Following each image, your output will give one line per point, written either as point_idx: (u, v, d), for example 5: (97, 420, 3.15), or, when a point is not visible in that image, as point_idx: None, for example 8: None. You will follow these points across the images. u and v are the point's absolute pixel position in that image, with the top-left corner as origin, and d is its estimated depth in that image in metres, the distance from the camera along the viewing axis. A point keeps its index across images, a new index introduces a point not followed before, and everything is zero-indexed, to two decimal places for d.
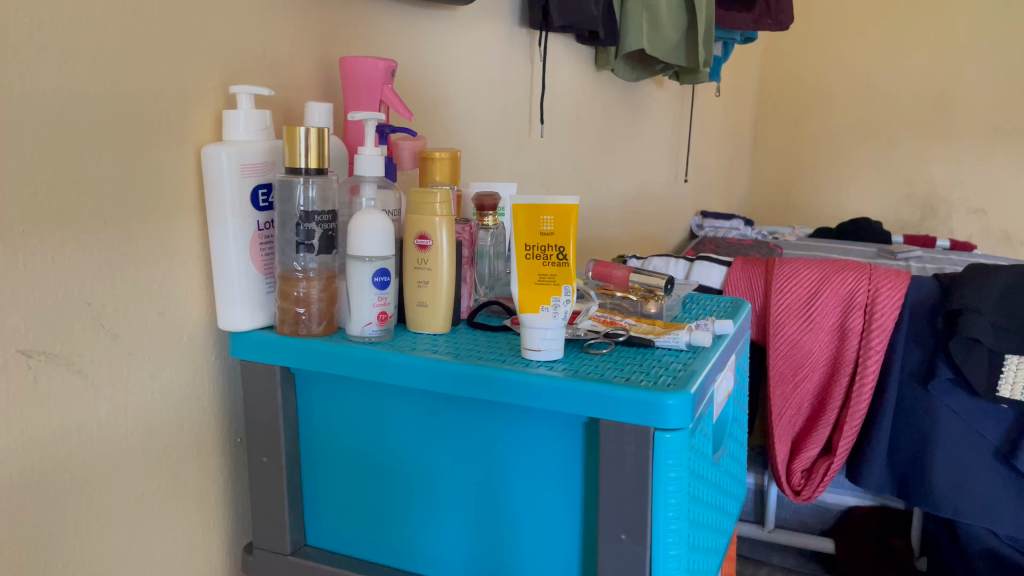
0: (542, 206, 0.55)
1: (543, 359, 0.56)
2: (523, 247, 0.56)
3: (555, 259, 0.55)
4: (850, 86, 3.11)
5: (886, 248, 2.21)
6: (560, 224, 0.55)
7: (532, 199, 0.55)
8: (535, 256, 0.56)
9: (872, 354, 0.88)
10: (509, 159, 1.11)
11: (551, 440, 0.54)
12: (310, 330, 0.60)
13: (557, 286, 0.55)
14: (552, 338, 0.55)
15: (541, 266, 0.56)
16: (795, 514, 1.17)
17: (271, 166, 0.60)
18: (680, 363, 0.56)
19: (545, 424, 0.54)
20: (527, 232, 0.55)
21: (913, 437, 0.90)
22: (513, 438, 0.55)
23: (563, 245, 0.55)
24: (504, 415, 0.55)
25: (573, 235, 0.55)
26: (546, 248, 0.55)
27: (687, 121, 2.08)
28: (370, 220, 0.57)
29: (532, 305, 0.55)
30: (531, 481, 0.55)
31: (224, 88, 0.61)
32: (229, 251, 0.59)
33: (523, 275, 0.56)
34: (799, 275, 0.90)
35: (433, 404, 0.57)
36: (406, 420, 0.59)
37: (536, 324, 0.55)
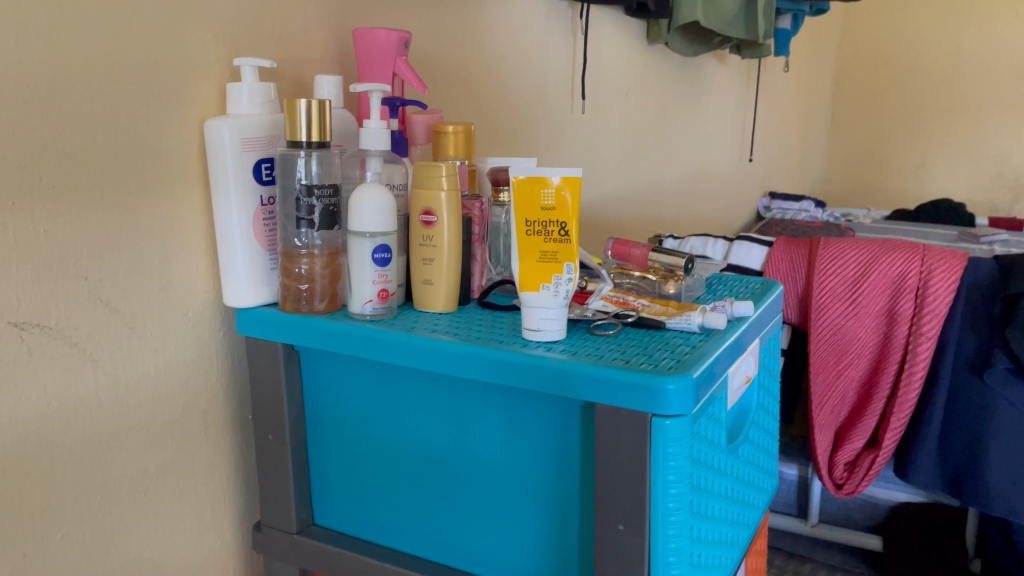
0: (543, 179, 0.52)
1: (543, 340, 0.53)
2: (523, 222, 0.53)
3: (556, 235, 0.53)
4: (936, 60, 2.94)
5: (968, 231, 2.08)
6: (562, 199, 0.52)
7: (533, 172, 0.53)
8: (536, 232, 0.53)
9: (922, 342, 0.78)
10: (549, 136, 1.09)
11: (551, 427, 0.51)
12: (312, 308, 0.59)
13: (559, 263, 0.53)
14: (554, 321, 0.53)
15: (542, 242, 0.53)
16: (843, 509, 1.12)
17: (274, 140, 0.59)
18: (689, 346, 0.52)
19: (546, 408, 0.51)
20: (528, 207, 0.53)
21: (964, 431, 0.79)
22: (513, 422, 0.53)
23: (565, 221, 0.52)
24: (502, 398, 0.53)
25: (576, 210, 0.53)
26: (547, 224, 0.53)
27: (754, 99, 2.01)
28: (369, 195, 0.56)
29: (532, 284, 0.53)
30: (531, 468, 0.53)
31: (228, 61, 0.60)
32: (232, 228, 0.58)
33: (525, 252, 0.53)
34: (844, 255, 0.81)
35: (434, 386, 0.55)
36: (403, 400, 0.57)
37: (537, 304, 0.53)
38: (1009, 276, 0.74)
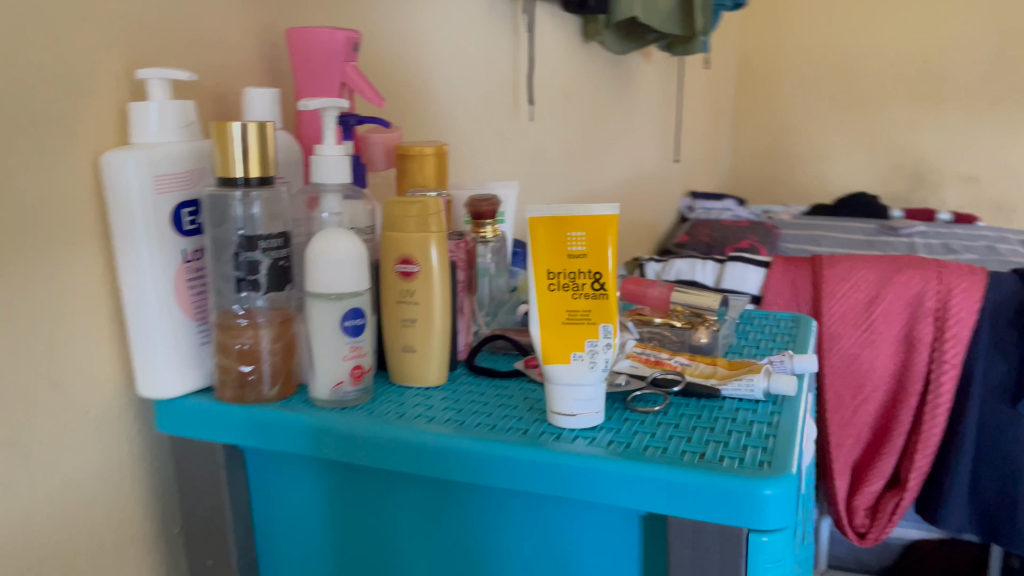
0: (571, 218, 0.40)
1: (577, 426, 0.41)
2: (545, 275, 0.41)
3: (589, 289, 0.41)
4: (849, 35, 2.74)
5: (886, 224, 2.06)
6: (595, 243, 0.40)
7: (555, 209, 0.40)
8: (563, 286, 0.41)
9: (946, 368, 0.72)
10: (495, 149, 0.97)
11: (488, 520, 0.42)
12: (260, 395, 0.45)
13: (593, 325, 0.41)
14: (591, 401, 0.41)
15: (569, 299, 0.41)
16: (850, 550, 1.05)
17: (196, 177, 0.45)
18: (762, 421, 0.42)
19: (465, 500, 0.42)
20: (551, 255, 0.41)
21: (997, 466, 0.75)
22: (422, 513, 0.44)
23: (601, 271, 0.40)
24: (409, 487, 0.43)
25: (613, 257, 0.40)
26: (576, 275, 0.41)
27: (675, 97, 1.94)
28: (334, 245, 0.43)
29: (560, 354, 0.41)
30: (454, 568, 0.44)
31: (129, 74, 0.46)
32: (146, 298, 0.43)
33: (547, 313, 0.41)
34: (855, 276, 0.76)
35: (341, 479, 0.45)
36: (369, 504, 0.45)
37: (568, 380, 0.41)
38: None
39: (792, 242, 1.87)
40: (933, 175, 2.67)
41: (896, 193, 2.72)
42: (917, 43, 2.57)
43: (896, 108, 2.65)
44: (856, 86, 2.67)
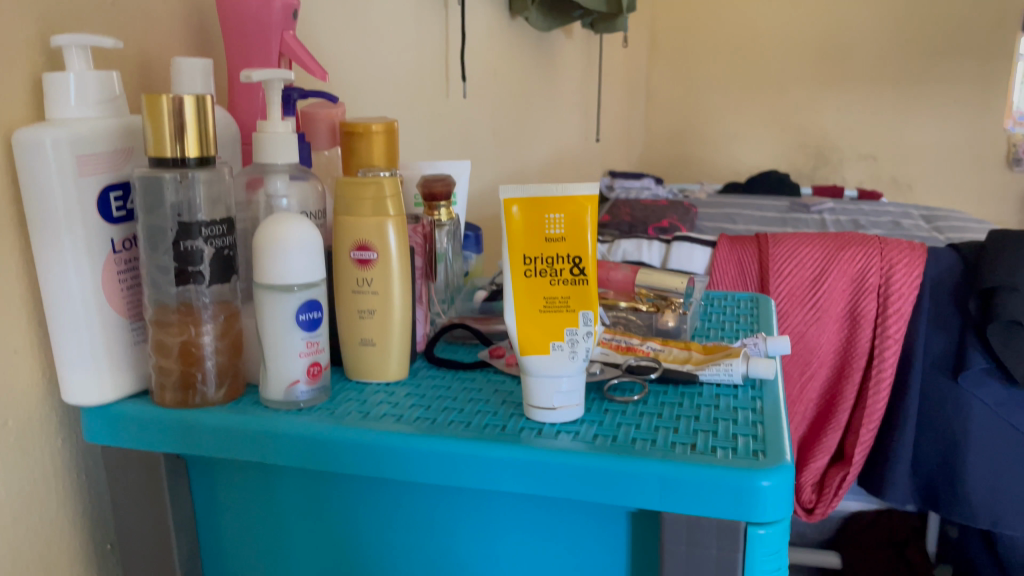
0: (548, 199, 0.38)
1: (557, 421, 0.39)
2: (520, 260, 0.38)
3: (567, 275, 0.38)
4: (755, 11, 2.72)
5: (797, 201, 2.09)
6: (572, 225, 0.38)
7: (530, 190, 0.38)
8: (540, 272, 0.38)
9: (889, 344, 0.73)
10: (428, 127, 0.93)
11: (377, 505, 0.40)
12: (206, 399, 0.41)
13: (572, 312, 0.38)
14: (572, 394, 0.39)
15: (547, 285, 0.38)
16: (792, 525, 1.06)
17: (125, 157, 0.40)
18: (747, 409, 0.40)
19: (354, 494, 0.41)
20: (527, 239, 0.38)
21: (937, 439, 0.75)
22: (312, 508, 0.42)
23: (580, 256, 0.38)
24: (303, 483, 0.41)
25: (591, 239, 0.38)
26: (553, 260, 0.38)
27: (595, 75, 1.93)
28: (286, 231, 0.39)
29: (539, 344, 0.38)
30: (351, 561, 0.42)
31: (43, 41, 0.40)
32: (72, 293, 0.38)
33: (522, 301, 0.39)
34: (800, 254, 0.77)
35: (222, 473, 0.43)
36: (264, 498, 0.42)
37: (548, 372, 0.38)
38: (977, 273, 0.70)
39: (707, 220, 1.83)
40: (835, 153, 2.69)
41: (801, 171, 2.73)
42: (822, 16, 2.57)
43: (799, 84, 2.65)
44: (763, 61, 2.67)
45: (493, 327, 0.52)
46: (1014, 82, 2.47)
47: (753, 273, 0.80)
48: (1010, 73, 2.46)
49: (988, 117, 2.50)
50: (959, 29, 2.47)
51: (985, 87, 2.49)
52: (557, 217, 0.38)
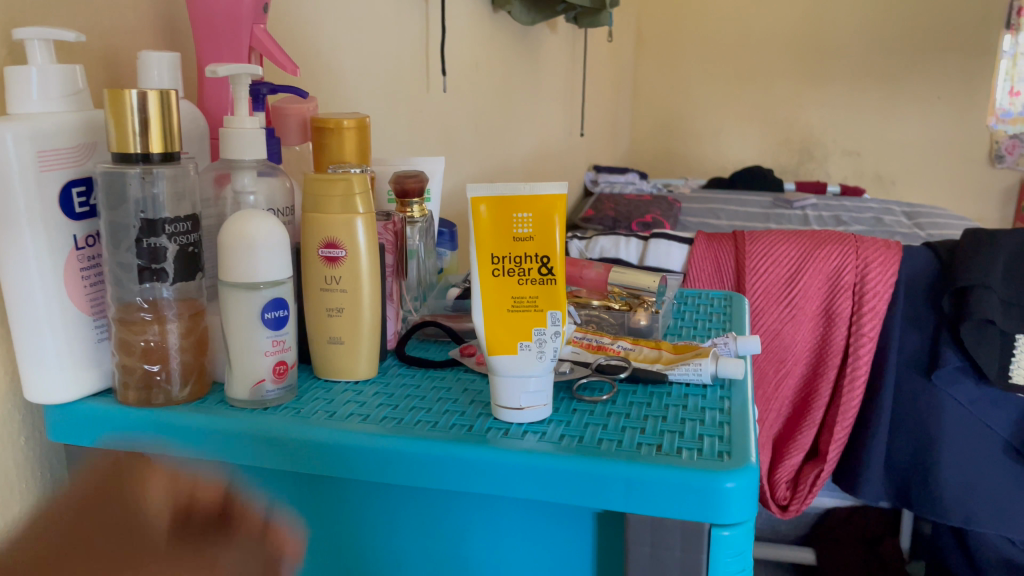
0: (517, 198, 0.38)
1: (525, 421, 0.39)
2: (488, 259, 0.38)
3: (535, 275, 0.38)
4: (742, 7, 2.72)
5: (780, 196, 2.09)
6: (541, 224, 0.38)
7: (499, 188, 0.38)
8: (508, 272, 0.38)
9: (864, 342, 0.73)
10: (407, 122, 0.92)
11: (345, 505, 0.40)
12: (170, 397, 0.40)
13: (540, 312, 0.38)
14: (539, 394, 0.39)
15: (515, 285, 0.38)
16: (768, 521, 1.07)
17: (87, 152, 0.39)
18: (715, 409, 0.40)
19: (315, 493, 0.40)
20: (496, 238, 0.38)
21: (911, 438, 0.75)
22: (279, 508, 0.41)
23: (549, 255, 0.38)
24: (270, 482, 0.41)
25: (560, 238, 0.38)
26: (521, 259, 0.38)
27: (579, 69, 1.92)
28: (251, 229, 0.38)
29: (507, 344, 0.38)
30: (318, 561, 0.42)
31: (5, 34, 0.39)
32: (32, 291, 0.38)
33: (490, 300, 0.38)
34: (776, 252, 0.77)
35: None
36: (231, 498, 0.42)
37: (515, 372, 0.38)
38: (951, 272, 0.70)
39: (691, 215, 1.83)
40: (819, 149, 2.70)
41: (785, 167, 2.74)
42: (808, 12, 2.58)
43: (784, 79, 2.65)
44: (748, 57, 2.67)
45: (466, 325, 0.52)
46: (997, 80, 2.49)
47: (730, 270, 0.81)
48: (993, 71, 2.48)
49: (971, 114, 2.52)
50: (943, 27, 2.48)
51: (969, 85, 2.50)
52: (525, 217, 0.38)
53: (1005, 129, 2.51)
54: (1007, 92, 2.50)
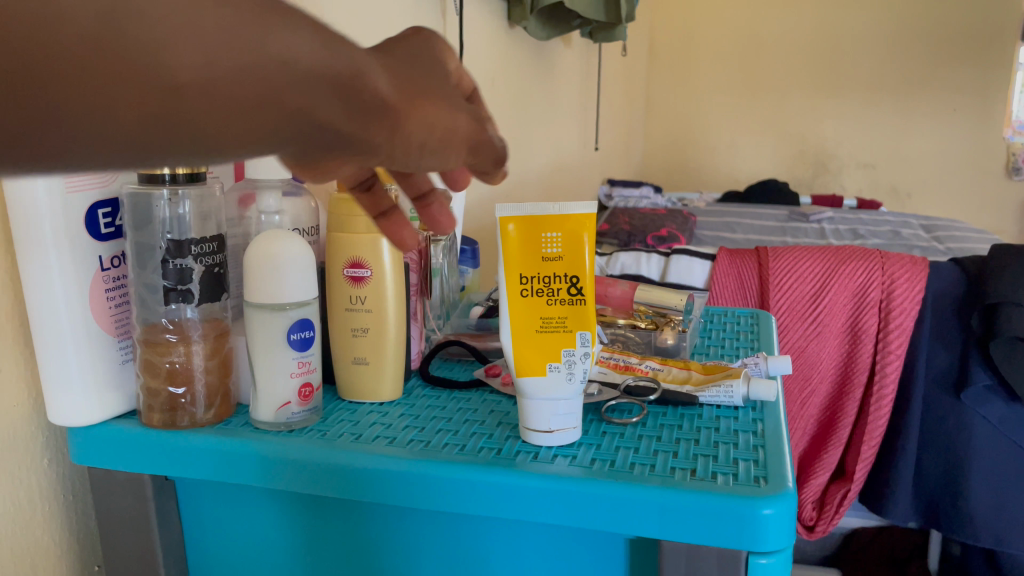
0: (545, 218, 0.37)
1: (554, 444, 0.38)
2: (516, 279, 0.38)
3: (564, 296, 0.37)
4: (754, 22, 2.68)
5: (796, 209, 2.08)
6: (571, 244, 0.37)
7: (527, 208, 0.37)
8: (536, 292, 0.37)
9: (891, 359, 0.72)
10: None
11: (372, 529, 0.40)
12: (194, 420, 0.40)
13: (570, 333, 0.38)
14: (568, 416, 0.38)
15: (544, 306, 0.38)
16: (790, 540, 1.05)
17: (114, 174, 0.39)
18: (748, 432, 0.39)
19: (343, 517, 0.40)
20: (524, 258, 0.37)
21: (940, 458, 0.74)
22: (303, 531, 0.41)
23: (579, 276, 0.37)
24: (295, 506, 0.40)
25: (590, 258, 0.37)
26: (550, 280, 0.37)
27: (594, 84, 1.92)
28: (279, 249, 0.38)
29: (535, 365, 0.38)
30: None
31: None
32: (59, 312, 0.37)
33: (518, 321, 0.38)
34: (800, 267, 0.77)
35: (213, 495, 0.42)
36: (255, 522, 0.41)
37: (544, 394, 0.37)
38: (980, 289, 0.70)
39: (706, 228, 1.82)
40: (834, 162, 2.69)
41: (800, 179, 2.72)
42: (821, 26, 2.57)
43: (798, 93, 2.64)
44: (761, 70, 2.66)
45: (489, 344, 0.51)
46: (1012, 92, 2.47)
47: (753, 287, 0.80)
48: (1009, 83, 2.46)
49: (988, 126, 2.50)
50: (958, 39, 2.47)
51: (985, 97, 2.48)
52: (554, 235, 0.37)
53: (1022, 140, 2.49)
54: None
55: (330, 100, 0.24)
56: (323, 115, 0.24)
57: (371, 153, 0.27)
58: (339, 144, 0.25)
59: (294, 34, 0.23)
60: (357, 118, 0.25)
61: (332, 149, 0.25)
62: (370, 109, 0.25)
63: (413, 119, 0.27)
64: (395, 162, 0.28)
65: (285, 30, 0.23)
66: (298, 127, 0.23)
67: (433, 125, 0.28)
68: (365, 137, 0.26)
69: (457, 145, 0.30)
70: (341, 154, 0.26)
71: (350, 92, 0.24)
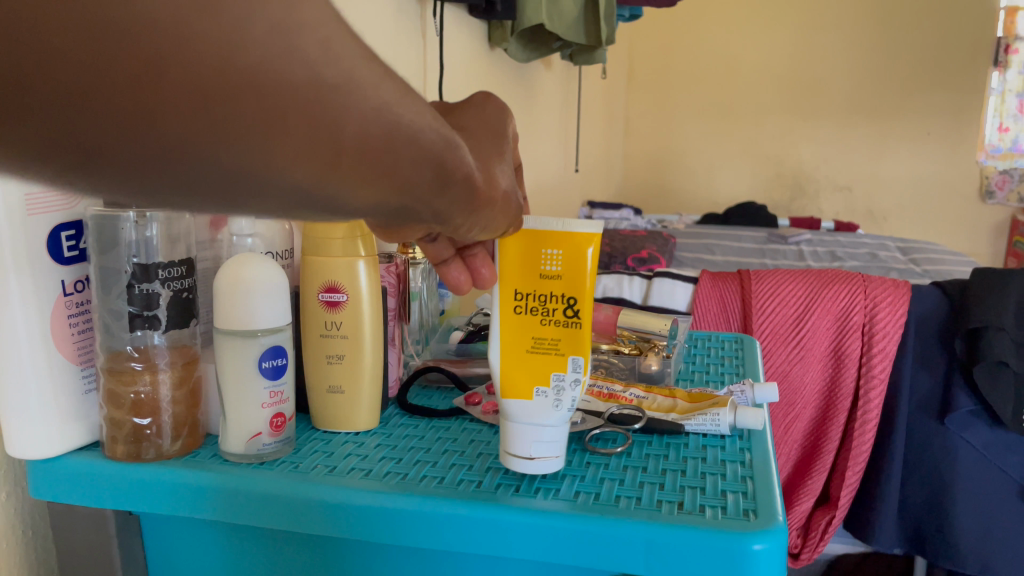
0: (547, 231, 0.37)
1: (533, 473, 0.36)
2: (512, 294, 0.37)
3: (560, 316, 0.37)
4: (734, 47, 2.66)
5: (775, 231, 2.08)
6: (571, 265, 0.36)
7: (531, 223, 0.37)
8: (531, 310, 0.37)
9: (875, 383, 0.72)
10: None
11: (347, 567, 0.38)
12: (160, 451, 0.38)
13: (562, 356, 0.37)
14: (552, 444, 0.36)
15: (537, 324, 0.37)
16: None
17: (77, 195, 0.38)
18: (737, 463, 0.38)
19: (318, 555, 0.38)
20: (522, 275, 0.37)
21: (925, 483, 0.73)
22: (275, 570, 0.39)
23: (576, 297, 0.36)
24: (266, 545, 0.39)
25: (590, 281, 0.37)
26: (546, 298, 0.37)
27: (574, 105, 1.92)
28: (249, 273, 0.37)
29: (523, 389, 0.37)
30: None
31: None
32: (18, 341, 0.36)
33: (511, 336, 0.38)
34: (783, 291, 0.76)
35: (182, 533, 0.40)
36: (225, 559, 0.40)
37: (529, 418, 0.36)
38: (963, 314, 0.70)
39: (686, 250, 1.81)
40: (811, 185, 2.70)
41: (777, 202, 2.74)
42: (798, 51, 2.60)
43: (776, 116, 2.66)
44: (739, 94, 2.68)
45: (469, 370, 0.50)
46: (985, 116, 2.50)
47: (736, 311, 0.80)
48: (983, 107, 2.49)
49: (962, 150, 2.52)
50: (932, 65, 2.50)
51: (959, 122, 2.51)
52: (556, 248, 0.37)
53: (995, 165, 2.51)
54: (996, 128, 2.51)
55: (427, 178, 0.26)
56: (417, 186, 0.26)
57: (445, 221, 0.29)
58: (422, 213, 0.28)
59: (393, 92, 0.23)
60: (441, 197, 0.27)
61: (415, 215, 0.28)
62: (459, 190, 0.28)
63: (483, 211, 0.31)
64: (454, 236, 0.32)
65: (412, 108, 0.24)
66: (393, 200, 0.25)
67: (496, 212, 0.32)
68: (445, 210, 0.28)
69: (505, 217, 0.34)
70: (417, 220, 0.28)
71: (444, 172, 0.26)
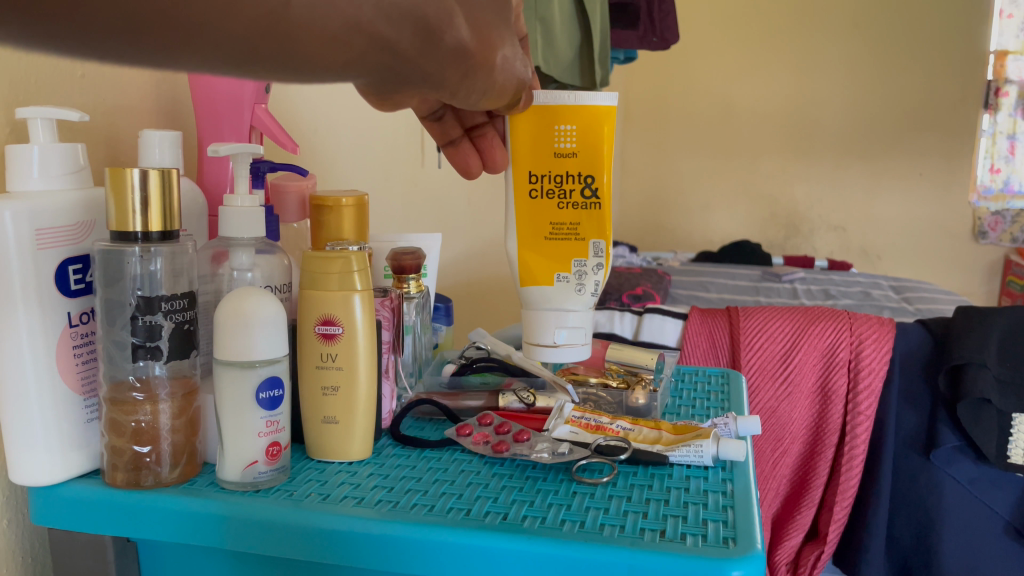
0: (560, 112, 0.50)
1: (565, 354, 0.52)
2: (539, 171, 0.52)
3: (581, 193, 0.51)
4: (728, 88, 2.70)
5: (769, 269, 2.10)
6: (586, 145, 0.51)
7: (548, 106, 0.50)
8: (553, 183, 0.51)
9: (861, 420, 0.73)
10: (408, 194, 0.92)
11: None
12: (158, 479, 0.39)
13: (584, 230, 0.52)
14: (577, 330, 0.52)
15: (560, 198, 0.52)
16: None
17: (84, 231, 0.39)
18: (720, 494, 0.39)
19: None
20: (545, 152, 0.51)
21: (911, 519, 0.74)
22: None
23: (594, 174, 0.51)
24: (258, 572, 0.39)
25: (601, 158, 0.51)
26: (569, 175, 0.51)
27: None
28: (250, 306, 0.38)
29: (547, 275, 0.53)
30: None
31: (9, 112, 0.41)
32: (23, 370, 0.37)
33: (540, 207, 0.52)
34: (771, 328, 0.78)
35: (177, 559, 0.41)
36: None
37: (553, 303, 0.52)
38: (947, 349, 0.71)
39: (680, 287, 1.83)
40: (806, 224, 2.72)
41: (772, 241, 2.76)
42: (790, 91, 2.65)
43: (769, 155, 2.70)
44: (733, 133, 2.72)
45: (462, 403, 0.51)
46: (976, 157, 2.54)
47: (725, 347, 0.81)
48: (973, 149, 2.53)
49: (954, 190, 2.56)
50: (923, 106, 2.55)
51: (950, 162, 2.55)
52: (567, 134, 0.51)
53: (986, 206, 2.56)
54: (987, 169, 2.55)
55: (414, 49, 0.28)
56: (397, 43, 0.28)
57: (438, 82, 0.32)
58: (411, 74, 0.30)
59: None
60: (429, 56, 0.30)
61: (405, 76, 0.30)
62: (448, 55, 0.31)
63: (486, 77, 0.34)
64: (455, 100, 0.35)
65: None
66: (376, 56, 0.28)
67: (496, 81, 0.35)
68: (435, 71, 0.31)
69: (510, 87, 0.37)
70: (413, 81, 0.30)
71: (429, 31, 0.29)
